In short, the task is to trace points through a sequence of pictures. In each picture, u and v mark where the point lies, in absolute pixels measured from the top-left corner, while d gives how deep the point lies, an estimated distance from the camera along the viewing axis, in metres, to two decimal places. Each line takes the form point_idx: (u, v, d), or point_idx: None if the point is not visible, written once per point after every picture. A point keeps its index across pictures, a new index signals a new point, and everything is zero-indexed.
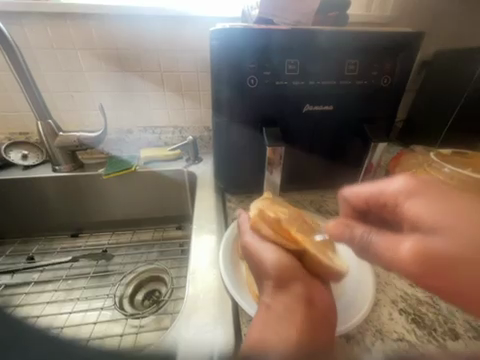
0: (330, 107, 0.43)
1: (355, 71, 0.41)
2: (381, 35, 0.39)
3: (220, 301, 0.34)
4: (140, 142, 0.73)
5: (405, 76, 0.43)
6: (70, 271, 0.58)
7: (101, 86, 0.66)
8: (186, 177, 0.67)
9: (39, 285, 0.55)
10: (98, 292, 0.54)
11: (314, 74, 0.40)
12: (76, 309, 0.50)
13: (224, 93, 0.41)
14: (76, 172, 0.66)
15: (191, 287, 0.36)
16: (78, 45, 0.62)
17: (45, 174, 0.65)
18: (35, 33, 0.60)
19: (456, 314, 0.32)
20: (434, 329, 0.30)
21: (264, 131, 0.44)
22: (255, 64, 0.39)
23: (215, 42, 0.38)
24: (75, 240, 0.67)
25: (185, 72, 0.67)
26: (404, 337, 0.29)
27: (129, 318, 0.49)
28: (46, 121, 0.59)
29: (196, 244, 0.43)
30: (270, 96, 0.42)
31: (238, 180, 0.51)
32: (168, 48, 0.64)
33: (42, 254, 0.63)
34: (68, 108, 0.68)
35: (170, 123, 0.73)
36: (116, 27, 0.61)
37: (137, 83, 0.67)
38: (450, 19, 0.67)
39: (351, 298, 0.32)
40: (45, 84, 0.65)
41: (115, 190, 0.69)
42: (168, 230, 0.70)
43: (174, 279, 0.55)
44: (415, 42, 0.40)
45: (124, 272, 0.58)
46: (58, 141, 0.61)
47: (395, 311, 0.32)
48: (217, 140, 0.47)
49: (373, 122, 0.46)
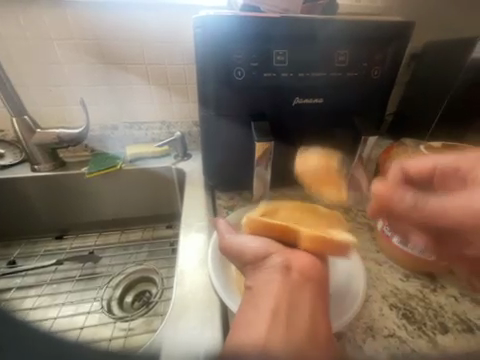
0: (320, 100, 0.42)
1: (345, 62, 0.39)
2: (370, 24, 0.37)
3: (209, 302, 0.33)
4: (126, 139, 0.70)
5: (395, 66, 0.42)
6: (54, 274, 0.56)
7: (81, 80, 0.63)
8: (175, 173, 0.65)
9: (22, 291, 0.52)
10: (84, 296, 0.52)
11: (303, 66, 0.39)
12: (61, 314, 0.48)
13: (210, 86, 0.39)
14: (57, 171, 0.63)
15: (178, 290, 0.34)
16: (55, 36, 0.58)
17: (23, 174, 0.61)
18: (5, 21, 0.55)
19: (445, 307, 0.32)
20: (424, 324, 0.30)
21: (253, 125, 0.42)
22: (241, 55, 0.37)
23: (198, 31, 0.36)
24: (59, 242, 0.65)
25: (171, 65, 0.64)
26: (395, 333, 0.29)
27: (118, 321, 0.47)
28: (22, 118, 0.56)
29: (184, 244, 0.41)
30: (258, 89, 0.40)
31: (227, 177, 0.49)
32: (152, 39, 0.61)
33: (24, 258, 0.60)
34: (47, 103, 0.64)
35: (157, 118, 0.71)
36: (95, 17, 0.57)
37: (121, 76, 0.64)
38: (439, 10, 0.67)
39: (342, 296, 0.32)
40: (19, 77, 0.61)
41: (100, 189, 0.66)
42: (157, 229, 0.68)
43: (164, 280, 0.54)
44: (405, 31, 0.39)
45: (112, 274, 0.56)
46: (36, 138, 0.58)
47: (386, 307, 0.32)
48: (204, 135, 0.45)
49: (363, 115, 0.45)
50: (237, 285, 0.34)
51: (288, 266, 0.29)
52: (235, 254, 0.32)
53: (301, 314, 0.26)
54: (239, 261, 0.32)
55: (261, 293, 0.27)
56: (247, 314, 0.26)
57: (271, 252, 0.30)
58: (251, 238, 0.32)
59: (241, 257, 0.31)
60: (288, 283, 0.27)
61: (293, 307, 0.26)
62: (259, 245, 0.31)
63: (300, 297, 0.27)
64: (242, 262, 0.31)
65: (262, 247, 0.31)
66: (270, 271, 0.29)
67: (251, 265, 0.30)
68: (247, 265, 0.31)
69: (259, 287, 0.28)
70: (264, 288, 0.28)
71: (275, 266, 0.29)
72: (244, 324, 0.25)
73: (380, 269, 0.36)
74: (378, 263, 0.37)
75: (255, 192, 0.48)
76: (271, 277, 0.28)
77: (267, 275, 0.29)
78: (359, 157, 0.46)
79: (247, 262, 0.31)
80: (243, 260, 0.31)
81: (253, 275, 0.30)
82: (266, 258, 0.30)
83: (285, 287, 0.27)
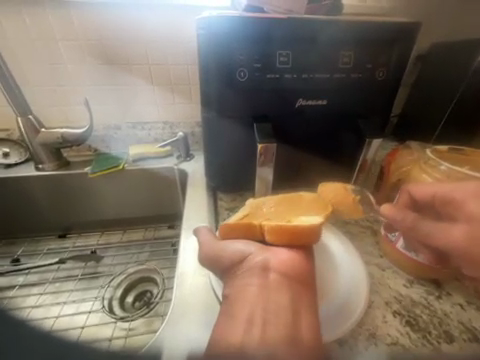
0: (324, 102, 0.41)
1: (350, 63, 0.39)
2: (376, 25, 0.37)
3: (209, 305, 0.33)
4: (129, 139, 0.71)
5: (401, 68, 0.41)
6: (57, 273, 0.56)
7: (85, 80, 0.63)
8: (177, 174, 0.65)
9: (25, 288, 0.53)
10: (86, 295, 0.53)
11: (306, 67, 0.38)
12: (63, 313, 0.48)
13: (212, 87, 0.39)
14: (61, 170, 0.63)
15: (178, 292, 0.34)
16: (60, 36, 0.58)
17: (28, 173, 0.62)
18: (11, 22, 0.56)
19: (451, 315, 0.31)
20: (429, 332, 0.29)
21: (255, 127, 0.42)
22: (245, 56, 0.37)
23: (201, 32, 0.35)
24: (62, 241, 0.65)
25: (175, 65, 0.64)
26: (398, 341, 0.28)
27: (119, 321, 0.48)
28: (26, 117, 0.56)
29: (185, 245, 0.41)
30: (261, 90, 0.39)
31: (229, 178, 0.49)
32: (156, 39, 0.61)
33: (28, 256, 0.60)
34: (52, 103, 0.65)
35: (160, 119, 0.71)
36: (100, 18, 0.58)
37: (125, 76, 0.64)
38: (447, 10, 0.65)
39: (344, 301, 0.31)
40: (25, 77, 0.61)
41: (103, 188, 0.67)
42: (159, 229, 0.68)
43: (165, 280, 0.54)
44: (412, 32, 0.38)
45: (113, 273, 0.57)
46: (40, 137, 0.58)
47: (389, 313, 0.31)
48: (207, 136, 0.45)
49: (368, 117, 0.44)
50: None
51: (264, 268, 0.30)
52: (213, 262, 0.33)
53: (281, 314, 0.26)
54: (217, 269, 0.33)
55: (239, 297, 0.28)
56: (227, 317, 0.27)
57: (248, 255, 0.31)
58: (232, 242, 0.34)
59: (219, 264, 0.33)
60: (264, 284, 0.28)
61: (272, 307, 0.27)
62: (237, 250, 0.32)
63: (278, 298, 0.28)
64: (222, 270, 0.32)
65: (238, 252, 0.32)
66: (247, 274, 0.30)
67: (228, 271, 0.32)
68: (224, 271, 0.32)
69: (237, 291, 0.29)
70: (242, 291, 0.29)
71: (251, 269, 0.30)
72: (224, 325, 0.26)
73: (384, 275, 0.36)
74: (381, 268, 0.36)
75: (257, 194, 0.47)
76: (248, 280, 0.29)
77: (244, 278, 0.30)
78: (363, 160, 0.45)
79: (224, 268, 0.32)
80: (221, 267, 0.32)
81: (230, 281, 0.31)
82: (243, 261, 0.31)
83: (262, 289, 0.28)
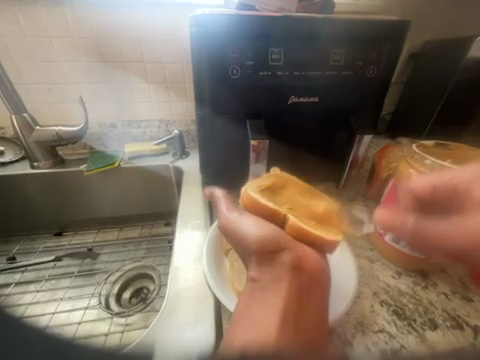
0: (316, 99, 0.42)
1: (340, 61, 0.40)
2: (365, 23, 0.38)
3: (203, 298, 0.33)
4: (124, 137, 0.71)
5: (391, 65, 0.42)
6: (53, 270, 0.56)
7: (80, 78, 0.63)
8: (173, 172, 0.66)
9: (21, 286, 0.53)
10: (82, 291, 0.53)
11: (298, 64, 0.39)
12: (59, 310, 0.49)
13: (205, 84, 0.40)
14: (56, 168, 0.63)
15: (172, 285, 0.35)
16: (53, 34, 0.58)
17: (23, 171, 0.62)
18: (4, 19, 0.56)
19: (435, 304, 0.32)
20: (414, 320, 0.30)
21: (248, 124, 0.43)
22: (237, 53, 0.37)
23: (194, 29, 0.36)
24: (59, 239, 0.65)
25: (169, 63, 0.64)
26: (385, 329, 0.29)
27: (115, 317, 0.48)
28: (21, 115, 0.56)
29: (179, 241, 0.42)
30: (254, 87, 0.40)
31: (223, 175, 0.50)
32: (151, 37, 0.61)
33: (24, 254, 0.60)
34: (46, 101, 0.65)
35: (155, 116, 0.71)
36: (94, 16, 0.58)
37: (120, 74, 0.64)
38: (438, 8, 0.67)
39: (333, 291, 0.32)
40: (19, 75, 0.61)
41: (100, 186, 0.67)
42: (156, 227, 0.69)
43: (161, 276, 0.54)
44: (401, 31, 0.39)
45: (110, 270, 0.57)
46: (35, 135, 0.58)
47: (377, 303, 0.32)
48: (200, 133, 0.45)
49: (359, 114, 0.45)
50: (231, 281, 0.35)
51: (299, 267, 0.27)
52: (237, 239, 0.29)
53: (309, 316, 0.25)
54: (240, 247, 0.29)
55: (266, 292, 0.26)
56: (254, 313, 0.25)
57: (281, 247, 0.27)
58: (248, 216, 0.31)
59: (243, 243, 0.29)
60: (298, 284, 0.26)
61: (301, 308, 0.25)
62: (267, 230, 0.28)
63: (306, 299, 0.26)
64: (244, 249, 0.29)
65: (271, 236, 0.28)
66: (280, 269, 0.26)
67: (257, 255, 0.27)
68: (253, 254, 0.28)
69: (265, 284, 0.26)
70: (254, 287, 0.27)
71: (285, 265, 0.27)
72: (238, 326, 0.25)
73: (373, 267, 0.37)
74: (371, 261, 0.38)
75: None
76: (281, 276, 0.26)
77: (276, 271, 0.27)
78: (355, 156, 0.47)
79: (252, 251, 0.28)
80: (247, 247, 0.28)
81: (256, 268, 0.27)
82: (276, 253, 0.27)
83: (295, 290, 0.26)
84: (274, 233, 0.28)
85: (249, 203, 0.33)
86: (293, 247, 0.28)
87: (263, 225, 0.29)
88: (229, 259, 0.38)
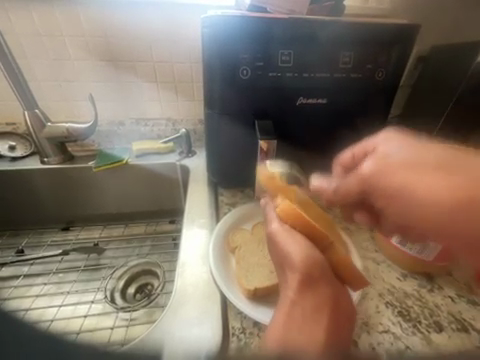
0: (323, 101, 0.42)
1: (350, 64, 0.40)
2: (375, 26, 0.38)
3: (209, 294, 0.34)
4: (132, 135, 0.72)
5: (400, 68, 0.42)
6: (60, 264, 0.57)
7: (91, 76, 0.64)
8: (179, 170, 0.67)
9: (29, 278, 0.54)
10: (88, 285, 0.54)
11: (308, 66, 0.40)
12: (66, 303, 0.50)
13: (215, 85, 0.40)
14: (65, 164, 0.65)
15: (179, 281, 0.36)
16: (66, 32, 0.59)
17: (33, 166, 0.63)
18: (19, 18, 0.57)
19: (441, 307, 0.32)
20: (419, 322, 0.31)
21: (256, 124, 0.43)
22: (248, 55, 0.38)
23: (206, 30, 0.37)
24: (66, 234, 0.66)
25: (179, 63, 0.65)
26: (389, 330, 0.30)
27: (120, 311, 0.49)
28: (33, 111, 0.58)
29: (186, 238, 0.42)
30: (263, 88, 0.41)
31: (230, 174, 0.50)
32: (160, 37, 0.62)
33: (32, 247, 0.62)
34: (57, 98, 0.66)
35: (163, 115, 0.72)
36: (106, 15, 0.59)
37: (129, 73, 0.65)
38: (447, 13, 0.66)
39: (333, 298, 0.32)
40: (31, 73, 0.63)
41: (107, 183, 0.68)
42: (160, 224, 0.69)
43: (166, 273, 0.55)
44: (411, 35, 0.39)
45: (116, 265, 0.58)
46: (46, 132, 0.60)
47: (382, 303, 0.32)
48: (208, 132, 0.46)
49: (367, 116, 0.45)
50: (237, 278, 0.35)
51: (336, 302, 0.28)
52: (282, 255, 0.30)
53: (343, 346, 0.25)
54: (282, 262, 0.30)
55: (305, 314, 0.26)
56: (290, 325, 0.25)
57: (323, 277, 0.28)
58: (291, 235, 0.31)
59: (286, 261, 0.30)
60: (333, 315, 0.26)
61: (337, 336, 0.25)
62: (310, 255, 0.29)
63: (341, 330, 0.26)
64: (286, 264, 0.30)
65: (315, 262, 0.29)
66: (320, 294, 0.27)
67: (300, 277, 0.28)
68: (296, 274, 0.28)
69: (305, 307, 0.26)
70: (292, 304, 0.27)
71: (325, 296, 0.27)
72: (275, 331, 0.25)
73: (378, 268, 0.37)
74: (376, 262, 0.38)
75: (257, 190, 0.48)
76: (321, 304, 0.27)
77: (317, 296, 0.27)
78: None
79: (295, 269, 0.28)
80: (290, 265, 0.29)
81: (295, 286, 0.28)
82: (318, 282, 0.28)
83: (330, 319, 0.26)
84: (318, 259, 0.29)
85: (290, 216, 0.32)
86: (330, 281, 0.28)
87: (307, 246, 0.30)
88: (235, 257, 0.38)
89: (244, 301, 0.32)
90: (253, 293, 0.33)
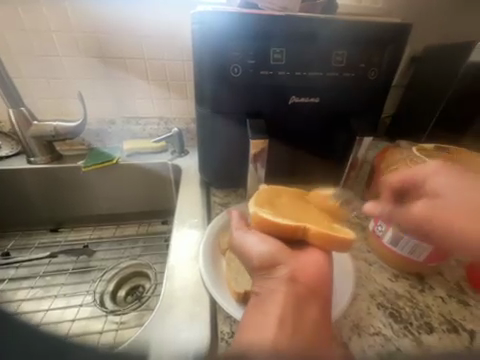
0: (316, 100, 0.42)
1: (342, 62, 0.40)
2: (368, 25, 0.38)
3: (198, 297, 0.33)
4: (123, 134, 0.70)
5: (392, 67, 0.42)
6: (48, 266, 0.56)
7: (80, 74, 0.63)
8: (171, 170, 0.65)
9: (15, 282, 0.52)
10: (77, 288, 0.52)
11: (300, 64, 0.39)
12: (53, 306, 0.48)
13: (206, 84, 0.40)
14: (53, 163, 0.63)
15: (168, 283, 0.35)
16: (53, 27, 0.57)
17: (20, 166, 0.61)
18: (3, 12, 0.55)
19: (432, 307, 0.32)
20: (410, 323, 0.30)
21: (248, 123, 0.42)
22: (239, 52, 0.37)
23: (196, 26, 0.36)
24: (54, 235, 0.64)
25: (170, 61, 0.64)
26: (381, 332, 0.30)
27: (109, 315, 0.47)
28: (18, 109, 0.56)
29: (176, 239, 0.42)
30: (254, 86, 0.40)
31: (221, 174, 0.50)
32: (152, 34, 0.61)
33: (19, 250, 0.59)
34: (45, 95, 0.64)
35: (155, 114, 0.71)
36: (96, 11, 0.57)
37: (120, 71, 0.64)
38: (439, 13, 0.67)
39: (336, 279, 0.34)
40: (17, 69, 0.60)
41: (97, 183, 0.66)
42: (152, 225, 0.68)
43: (158, 275, 0.54)
44: (403, 34, 0.39)
45: (106, 268, 0.56)
46: (32, 130, 0.58)
47: (374, 305, 0.32)
48: (201, 131, 0.45)
49: (359, 116, 0.45)
50: (227, 281, 0.35)
51: (294, 280, 0.28)
52: (241, 254, 0.31)
53: (308, 320, 0.26)
54: (243, 260, 0.31)
55: (266, 300, 0.27)
56: (255, 318, 0.26)
57: (277, 262, 0.28)
58: (248, 238, 0.31)
59: (245, 256, 0.31)
60: (292, 293, 0.27)
61: (298, 312, 0.26)
62: (263, 247, 0.30)
63: (303, 305, 0.27)
64: (246, 260, 0.30)
65: (266, 253, 0.29)
66: (275, 282, 0.27)
67: (256, 270, 0.29)
68: (252, 269, 0.29)
69: (265, 293, 0.27)
70: (259, 300, 0.28)
71: (279, 279, 0.28)
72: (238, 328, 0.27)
73: (370, 269, 0.37)
74: (368, 263, 0.38)
75: (249, 190, 0.48)
76: (277, 288, 0.27)
77: (271, 282, 0.28)
78: (355, 158, 0.47)
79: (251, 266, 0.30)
80: (248, 262, 0.30)
81: (256, 280, 0.29)
82: (273, 268, 0.28)
83: (293, 300, 0.27)
84: (272, 251, 0.29)
85: (258, 222, 0.32)
86: (288, 262, 0.29)
87: (262, 242, 0.30)
88: (226, 259, 0.38)
89: (235, 305, 0.32)
90: (243, 296, 0.32)
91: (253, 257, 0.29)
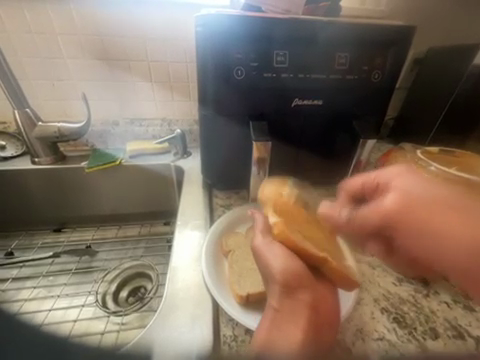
0: (320, 102, 0.42)
1: (346, 65, 0.39)
2: (372, 27, 0.37)
3: (200, 299, 0.33)
4: (126, 135, 0.71)
5: (396, 70, 0.41)
6: (51, 267, 0.56)
7: (84, 75, 0.63)
8: (174, 171, 0.66)
9: (18, 281, 0.52)
10: (79, 289, 0.52)
11: (304, 66, 0.39)
12: (56, 306, 0.48)
13: (210, 86, 0.40)
14: (57, 164, 0.63)
15: (170, 285, 0.35)
16: (58, 29, 0.58)
17: (24, 166, 0.62)
18: (10, 14, 0.56)
19: (437, 312, 0.32)
20: (415, 328, 0.30)
21: (251, 125, 0.42)
22: (242, 54, 0.37)
23: (199, 29, 0.36)
24: (58, 235, 0.65)
25: (174, 62, 0.64)
26: (385, 337, 0.29)
27: (111, 316, 0.47)
28: (24, 110, 0.56)
29: (179, 240, 0.42)
30: (257, 89, 0.40)
31: (224, 176, 0.50)
32: (155, 35, 0.61)
33: (22, 250, 0.60)
34: (50, 97, 0.65)
35: (158, 115, 0.71)
36: (100, 13, 0.58)
37: (123, 72, 0.64)
38: (443, 15, 0.67)
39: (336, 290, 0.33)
40: (23, 71, 0.61)
41: (100, 184, 0.67)
42: (155, 226, 0.68)
43: (160, 276, 0.54)
44: (407, 36, 0.39)
45: (108, 268, 0.57)
46: (37, 131, 0.58)
47: (378, 310, 0.32)
48: (204, 133, 0.45)
49: (363, 119, 0.45)
50: (229, 284, 0.34)
51: (315, 305, 0.26)
52: (264, 265, 0.29)
53: (324, 346, 0.25)
54: (265, 272, 0.29)
55: (288, 320, 0.26)
56: (274, 337, 0.25)
57: (302, 284, 0.27)
58: (271, 252, 0.29)
59: (267, 271, 0.29)
60: (312, 316, 0.25)
61: (315, 338, 0.25)
62: (290, 265, 0.28)
63: (319, 330, 0.25)
64: (268, 276, 0.28)
65: (293, 272, 0.27)
66: (299, 304, 0.26)
67: (280, 287, 0.27)
68: (276, 284, 0.27)
69: (287, 312, 0.26)
70: (277, 320, 0.26)
71: (304, 303, 0.26)
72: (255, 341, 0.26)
73: (373, 273, 0.37)
74: (371, 267, 0.37)
75: (252, 192, 0.48)
76: (299, 310, 0.26)
77: (295, 303, 0.26)
78: (358, 160, 0.46)
79: (276, 281, 0.27)
80: (271, 276, 0.28)
81: (278, 296, 0.27)
82: (298, 290, 0.27)
83: (313, 325, 0.25)
84: (298, 271, 0.28)
85: (281, 234, 0.31)
86: (311, 285, 0.27)
87: (289, 257, 0.28)
88: (228, 261, 0.38)
89: (237, 308, 0.31)
90: (246, 299, 0.32)
91: (279, 274, 0.27)
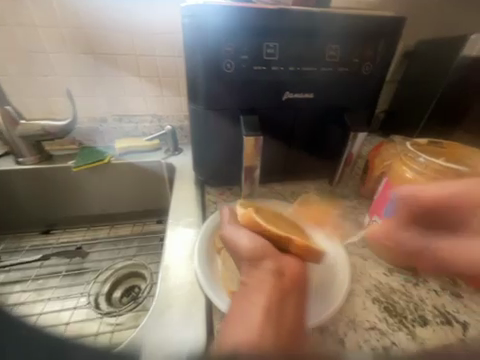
0: (310, 95, 0.41)
1: (336, 57, 0.39)
2: (361, 18, 0.37)
3: (193, 296, 0.33)
4: (115, 133, 0.69)
5: (386, 61, 0.41)
6: (40, 270, 0.54)
7: (68, 70, 0.61)
8: (165, 169, 0.64)
9: (6, 286, 0.51)
10: (71, 291, 0.51)
11: (294, 59, 0.38)
12: (46, 310, 0.47)
13: (199, 80, 0.39)
14: (42, 164, 0.61)
15: (162, 283, 0.34)
16: (38, 22, 0.55)
17: (8, 167, 0.59)
18: None
19: (426, 300, 0.33)
20: (405, 317, 0.31)
21: (242, 120, 0.42)
22: (232, 47, 0.36)
23: (187, 20, 0.35)
24: (46, 237, 0.63)
25: (161, 56, 0.63)
26: (376, 326, 0.30)
27: (105, 316, 0.46)
28: (3, 108, 0.53)
29: (171, 237, 0.41)
30: (247, 82, 0.39)
31: (216, 172, 0.49)
32: (142, 28, 0.59)
33: (9, 253, 0.58)
34: (32, 93, 0.62)
35: (148, 111, 0.69)
36: (83, 6, 0.55)
37: (109, 67, 0.62)
38: (432, 7, 0.67)
39: (328, 283, 0.34)
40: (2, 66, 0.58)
41: (90, 183, 0.65)
42: (147, 224, 0.67)
43: (154, 275, 0.53)
44: (396, 27, 0.39)
45: (100, 269, 0.56)
46: (19, 130, 0.56)
47: (369, 300, 0.33)
48: (194, 128, 0.44)
49: (353, 112, 0.45)
50: (223, 280, 0.34)
51: (281, 273, 0.28)
52: (233, 247, 0.31)
53: (290, 311, 0.26)
54: (235, 253, 0.31)
55: (253, 290, 0.27)
56: (241, 311, 0.25)
57: (266, 255, 0.29)
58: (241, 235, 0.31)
59: (236, 251, 0.31)
60: (279, 288, 0.26)
61: (281, 307, 0.25)
62: (255, 243, 0.30)
63: (286, 301, 0.26)
64: (237, 255, 0.30)
65: (257, 246, 0.30)
66: (263, 273, 0.27)
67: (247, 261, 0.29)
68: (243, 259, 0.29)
69: (252, 283, 0.27)
70: (244, 292, 0.27)
71: (266, 270, 0.28)
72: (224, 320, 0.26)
73: (365, 264, 0.37)
74: (363, 258, 0.38)
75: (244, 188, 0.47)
76: (264, 279, 0.27)
77: (259, 273, 0.28)
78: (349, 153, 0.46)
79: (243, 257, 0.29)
80: (239, 254, 0.30)
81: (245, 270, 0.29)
82: (261, 260, 0.29)
83: (279, 290, 0.26)
84: (263, 244, 0.30)
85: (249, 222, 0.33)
86: (275, 255, 0.29)
87: (255, 236, 0.31)
88: (221, 258, 0.37)
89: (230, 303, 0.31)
90: None
91: (246, 249, 0.30)
